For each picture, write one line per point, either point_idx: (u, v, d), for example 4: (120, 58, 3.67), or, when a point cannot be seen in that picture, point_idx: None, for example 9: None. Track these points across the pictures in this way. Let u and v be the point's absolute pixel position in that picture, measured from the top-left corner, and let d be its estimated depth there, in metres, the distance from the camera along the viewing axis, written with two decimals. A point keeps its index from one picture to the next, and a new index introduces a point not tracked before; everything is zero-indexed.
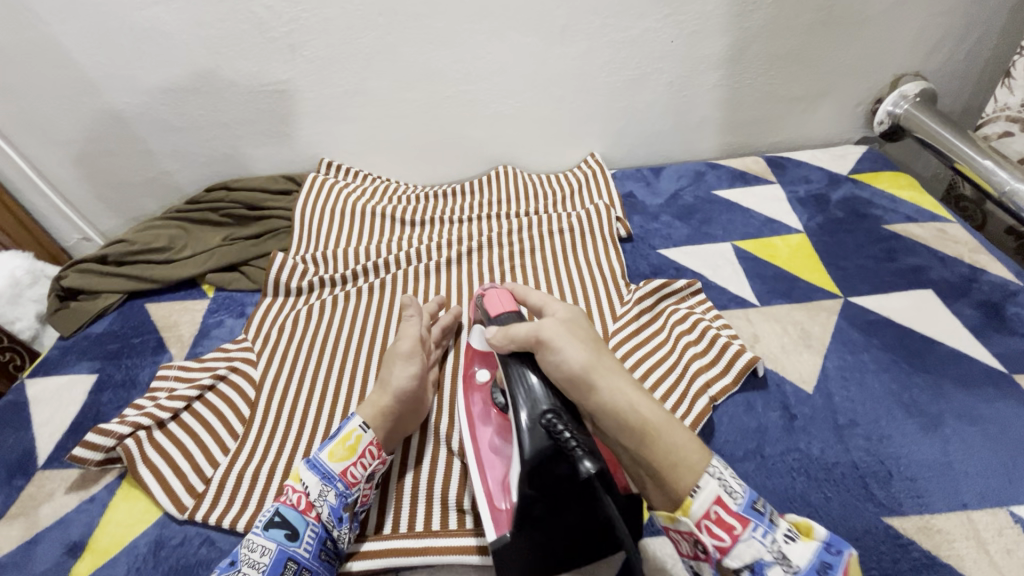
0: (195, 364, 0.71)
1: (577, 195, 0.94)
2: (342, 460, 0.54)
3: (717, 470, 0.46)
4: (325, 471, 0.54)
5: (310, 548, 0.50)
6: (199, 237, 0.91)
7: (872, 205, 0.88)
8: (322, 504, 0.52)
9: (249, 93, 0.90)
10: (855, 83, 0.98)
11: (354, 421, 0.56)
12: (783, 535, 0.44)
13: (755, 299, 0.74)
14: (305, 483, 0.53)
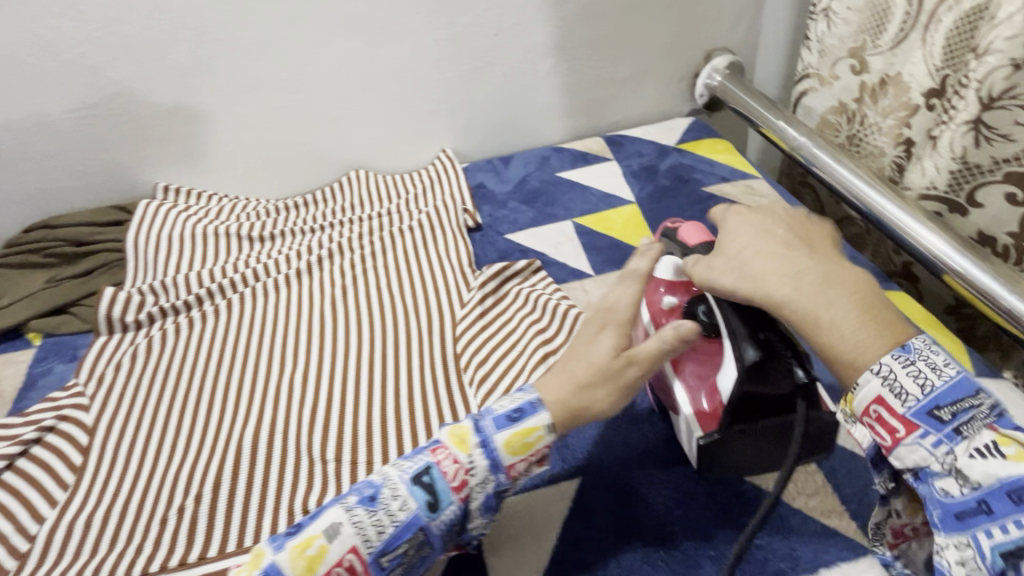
0: (18, 420, 0.66)
1: (430, 190, 0.96)
2: (515, 453, 0.49)
3: (883, 369, 0.42)
4: (495, 458, 0.49)
5: (442, 525, 0.47)
6: (20, 283, 0.83)
7: (694, 171, 0.97)
8: (477, 491, 0.48)
9: (57, 122, 0.85)
10: (671, 61, 1.08)
11: (541, 418, 0.50)
12: (972, 449, 0.39)
13: (591, 269, 0.80)
14: (473, 458, 0.48)
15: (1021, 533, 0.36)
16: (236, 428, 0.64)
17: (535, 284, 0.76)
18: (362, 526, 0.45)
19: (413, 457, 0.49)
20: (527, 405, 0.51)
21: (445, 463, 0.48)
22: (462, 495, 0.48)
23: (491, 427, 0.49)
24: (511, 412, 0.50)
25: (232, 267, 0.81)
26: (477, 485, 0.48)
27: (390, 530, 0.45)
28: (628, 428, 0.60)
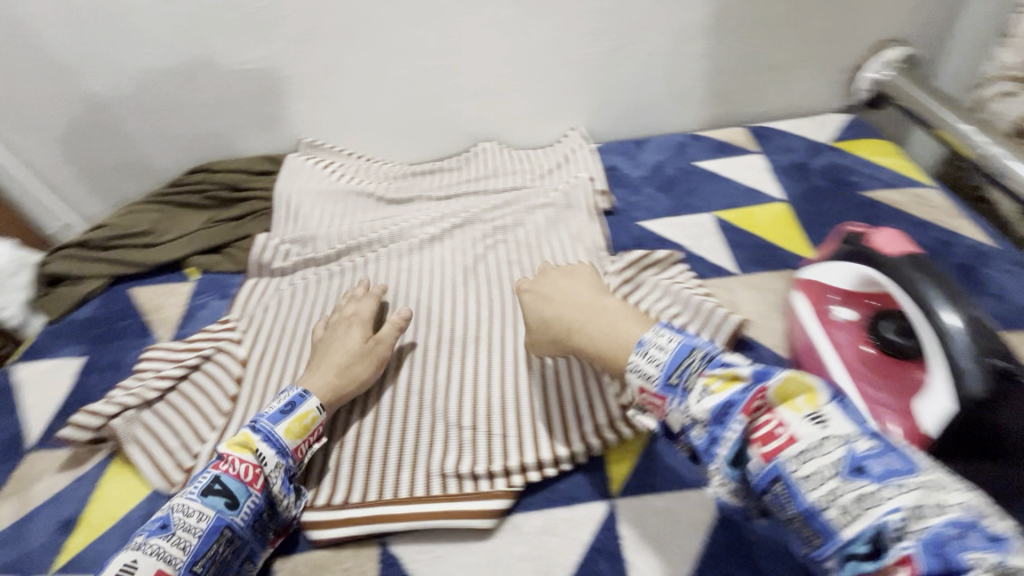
0: (182, 346, 0.71)
1: (561, 169, 0.94)
2: (297, 438, 0.55)
3: (650, 351, 0.45)
4: (282, 448, 0.53)
5: (247, 518, 0.49)
6: (182, 220, 0.90)
7: (853, 172, 0.88)
8: (275, 476, 0.52)
9: (225, 73, 0.89)
10: (838, 50, 0.97)
11: (312, 402, 0.57)
12: (695, 399, 0.41)
13: (736, 268, 0.75)
14: (259, 456, 0.52)
15: (731, 441, 0.38)
16: (373, 383, 0.65)
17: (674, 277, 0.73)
18: (164, 552, 0.45)
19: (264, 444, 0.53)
20: (295, 397, 0.57)
21: (236, 470, 0.50)
22: (658, 399, 0.44)
23: (269, 422, 0.54)
24: (283, 407, 0.56)
25: (371, 228, 0.84)
26: (643, 381, 0.45)
27: (193, 542, 0.46)
28: None
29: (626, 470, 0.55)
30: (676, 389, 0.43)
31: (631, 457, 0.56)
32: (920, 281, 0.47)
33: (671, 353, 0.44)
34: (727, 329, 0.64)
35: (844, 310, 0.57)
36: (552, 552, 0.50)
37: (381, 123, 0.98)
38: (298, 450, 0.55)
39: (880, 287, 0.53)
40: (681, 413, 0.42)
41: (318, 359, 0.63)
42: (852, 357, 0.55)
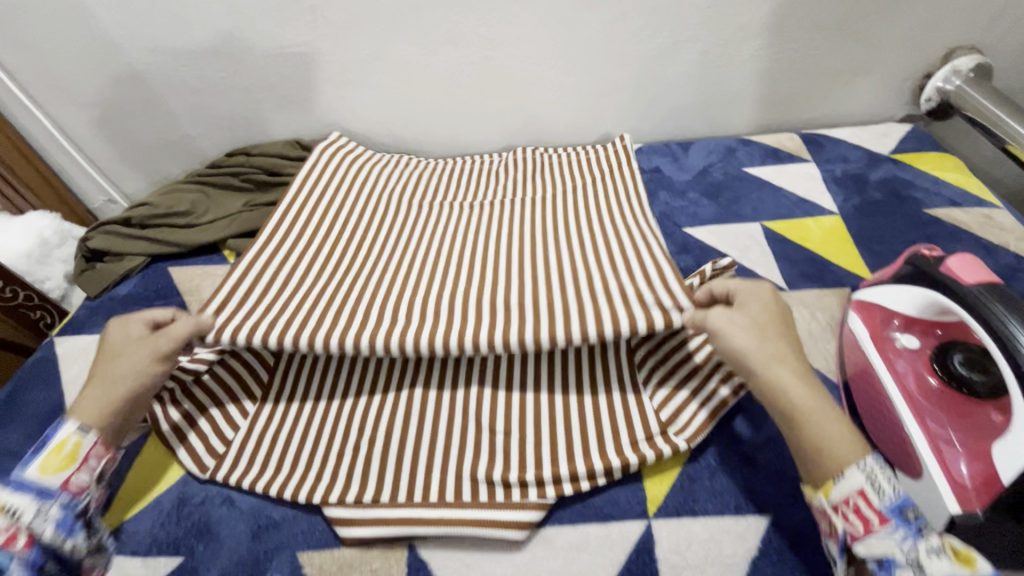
0: None
1: None
2: (59, 470, 0.48)
3: (868, 466, 0.41)
4: (41, 487, 0.47)
5: (25, 569, 0.44)
6: (221, 201, 0.91)
7: (913, 187, 0.84)
8: (42, 522, 0.46)
9: (269, 56, 0.88)
10: (905, 55, 0.91)
11: (68, 427, 0.49)
12: (926, 548, 0.39)
13: (784, 282, 0.72)
14: (16, 511, 0.45)
15: None
16: (405, 380, 0.64)
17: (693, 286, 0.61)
18: None
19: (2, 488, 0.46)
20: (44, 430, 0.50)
21: None
22: (878, 518, 0.40)
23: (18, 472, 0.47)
24: (38, 445, 0.49)
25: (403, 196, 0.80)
26: (868, 485, 0.41)
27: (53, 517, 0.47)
28: None
29: (663, 490, 0.53)
30: (909, 523, 0.40)
31: (671, 476, 0.54)
32: (999, 317, 0.44)
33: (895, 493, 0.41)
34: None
35: (905, 338, 0.55)
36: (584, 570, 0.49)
37: (421, 113, 0.97)
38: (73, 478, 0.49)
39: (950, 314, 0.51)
40: (900, 551, 0.40)
41: (99, 370, 0.53)
42: (915, 387, 0.51)
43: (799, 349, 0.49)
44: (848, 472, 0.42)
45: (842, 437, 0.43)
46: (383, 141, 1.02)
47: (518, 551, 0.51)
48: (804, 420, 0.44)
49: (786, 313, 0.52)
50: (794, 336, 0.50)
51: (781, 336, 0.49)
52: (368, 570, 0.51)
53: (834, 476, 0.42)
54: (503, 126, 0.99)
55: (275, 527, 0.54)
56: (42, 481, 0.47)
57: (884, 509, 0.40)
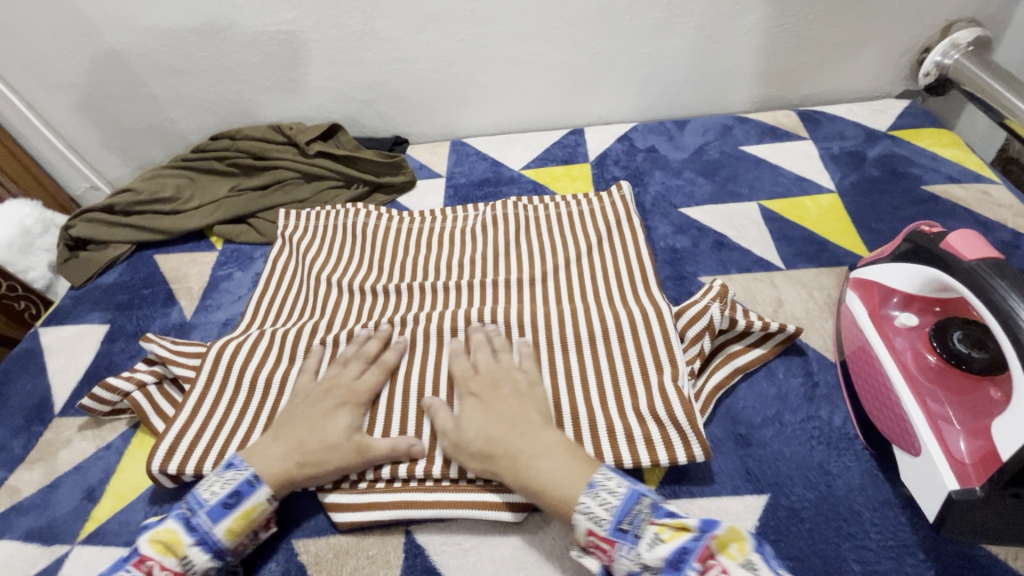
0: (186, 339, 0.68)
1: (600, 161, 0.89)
2: (236, 539, 0.47)
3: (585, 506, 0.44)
4: (216, 549, 0.46)
5: None
6: (207, 187, 0.88)
7: (911, 163, 0.83)
8: None
9: (252, 36, 0.85)
10: (904, 28, 0.90)
11: (259, 496, 0.48)
12: None
13: (781, 262, 0.71)
14: (184, 561, 0.45)
15: None
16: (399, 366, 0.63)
17: (709, 305, 0.59)
18: None
19: (234, 471, 0.49)
20: (243, 485, 0.48)
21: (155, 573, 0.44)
22: (608, 543, 0.43)
23: (206, 522, 0.46)
24: (226, 499, 0.48)
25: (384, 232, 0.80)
26: (592, 523, 0.43)
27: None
28: (827, 452, 0.52)
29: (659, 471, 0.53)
30: (626, 534, 0.43)
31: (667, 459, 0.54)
32: (997, 288, 0.43)
33: (621, 497, 0.44)
34: (778, 338, 0.60)
35: (904, 316, 0.54)
36: (582, 553, 0.49)
37: (411, 93, 0.94)
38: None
39: (951, 292, 0.51)
40: (633, 562, 0.42)
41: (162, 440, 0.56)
42: (914, 367, 0.51)
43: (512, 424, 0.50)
44: (576, 520, 0.44)
45: (568, 481, 0.45)
46: (372, 123, 0.99)
47: (516, 537, 0.51)
48: (540, 479, 0.46)
49: (498, 394, 0.53)
50: (507, 421, 0.50)
51: (505, 411, 0.51)
52: (364, 557, 0.51)
53: (574, 524, 0.44)
54: (495, 106, 0.97)
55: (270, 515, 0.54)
56: (139, 544, 0.45)
57: (608, 534, 0.43)
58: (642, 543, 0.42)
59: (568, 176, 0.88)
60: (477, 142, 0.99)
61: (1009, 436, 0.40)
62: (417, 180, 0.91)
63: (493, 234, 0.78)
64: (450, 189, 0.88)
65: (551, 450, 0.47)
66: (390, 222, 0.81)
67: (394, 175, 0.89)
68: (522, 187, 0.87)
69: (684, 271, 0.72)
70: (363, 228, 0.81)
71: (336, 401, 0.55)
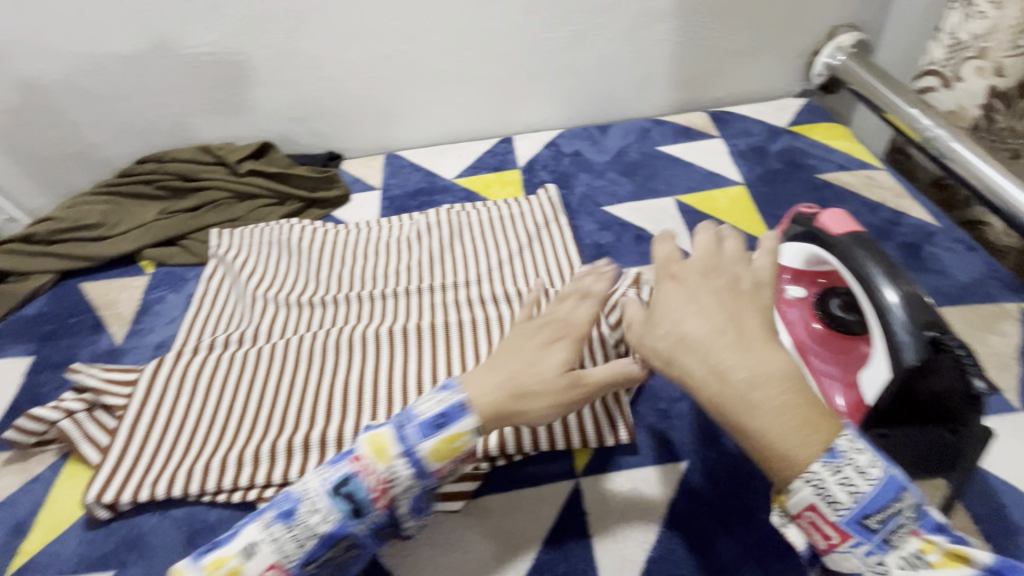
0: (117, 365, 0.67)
1: (528, 168, 0.94)
2: (443, 460, 0.43)
3: (817, 477, 0.31)
4: (420, 467, 0.43)
5: (368, 529, 0.44)
6: (134, 211, 0.87)
7: (808, 155, 0.91)
8: (384, 504, 0.44)
9: (174, 58, 0.86)
10: (793, 34, 0.99)
11: (467, 422, 0.43)
12: None
13: (695, 250, 0.77)
14: (394, 470, 0.43)
15: None
16: (339, 374, 0.64)
17: (625, 292, 0.65)
18: (281, 542, 0.43)
19: (448, 391, 0.45)
20: (452, 407, 0.44)
21: (367, 476, 0.43)
22: (837, 533, 0.32)
23: (415, 436, 0.43)
24: (438, 418, 0.44)
25: (319, 247, 0.81)
26: (822, 501, 0.31)
27: (308, 546, 0.43)
28: None
29: (589, 449, 0.57)
30: (872, 534, 0.32)
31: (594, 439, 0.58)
32: (861, 260, 0.49)
33: (874, 486, 0.31)
34: None
35: (795, 290, 0.60)
36: (518, 532, 0.51)
37: (342, 109, 0.96)
38: (386, 491, 0.43)
39: (829, 266, 0.57)
40: (863, 563, 0.32)
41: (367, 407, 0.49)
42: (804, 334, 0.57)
43: (741, 340, 0.34)
44: (792, 486, 0.32)
45: (797, 443, 0.31)
46: (304, 140, 0.99)
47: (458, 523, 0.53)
48: (751, 414, 0.32)
49: (708, 286, 0.38)
50: (748, 336, 0.34)
51: (721, 335, 0.35)
52: None
53: (785, 489, 0.32)
54: (426, 120, 0.99)
55: (211, 529, 0.54)
56: (357, 439, 0.45)
57: (841, 524, 0.32)
58: (895, 552, 0.32)
59: (499, 182, 0.92)
60: (411, 154, 1.01)
61: (873, 385, 0.46)
62: (352, 194, 0.92)
63: (428, 241, 0.81)
64: (386, 200, 0.90)
65: (776, 380, 0.33)
66: (325, 237, 0.82)
67: (328, 189, 0.90)
68: (455, 195, 0.90)
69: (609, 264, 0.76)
70: (299, 243, 0.81)
71: (550, 335, 0.49)
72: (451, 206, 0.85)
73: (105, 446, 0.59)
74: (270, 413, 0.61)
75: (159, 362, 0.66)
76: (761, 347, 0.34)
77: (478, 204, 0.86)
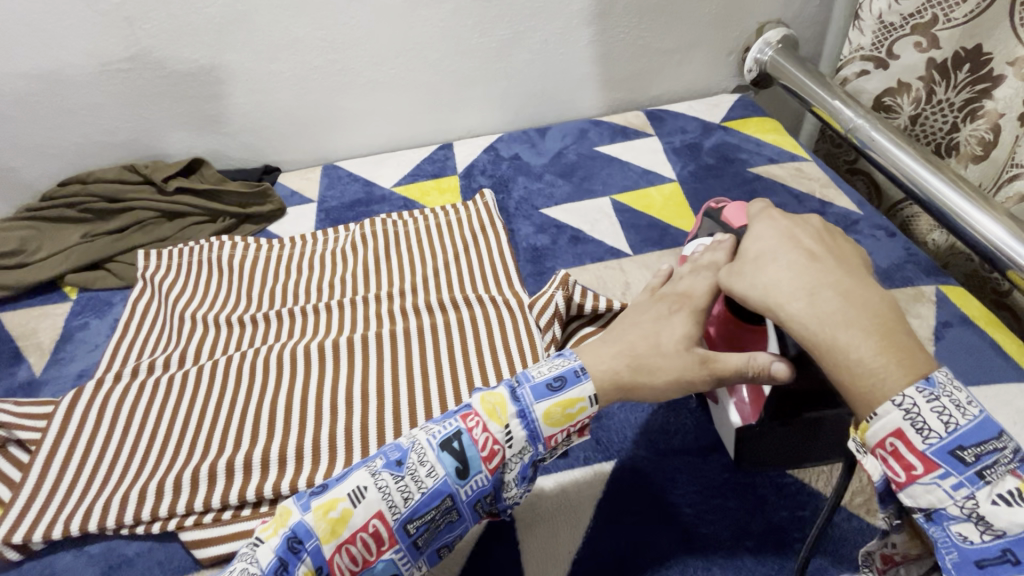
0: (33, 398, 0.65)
1: (466, 173, 0.94)
2: (556, 425, 0.45)
3: (909, 402, 0.35)
4: (533, 429, 0.45)
5: (470, 493, 0.44)
6: (56, 236, 0.83)
7: (740, 149, 0.93)
8: (513, 461, 0.45)
9: (91, 75, 0.83)
10: (722, 32, 1.01)
11: (586, 389, 0.46)
12: None
13: (629, 249, 0.78)
14: (507, 432, 0.44)
15: None
16: (267, 393, 0.63)
17: (553, 294, 0.64)
18: (389, 491, 0.42)
19: (563, 358, 0.48)
20: (570, 373, 0.47)
21: (478, 437, 0.44)
22: (919, 462, 0.35)
23: (530, 396, 0.45)
24: (551, 381, 0.46)
25: (250, 264, 0.79)
26: (908, 426, 0.35)
27: (416, 498, 0.42)
28: (667, 412, 0.57)
29: None
30: (965, 466, 0.34)
31: None
32: None
33: (971, 422, 0.34)
34: None
35: None
36: (445, 543, 0.51)
37: (274, 121, 0.94)
38: (494, 451, 0.44)
39: None
40: (948, 498, 0.34)
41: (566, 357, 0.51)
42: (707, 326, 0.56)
43: (843, 268, 0.42)
44: (881, 409, 0.35)
45: (870, 355, 0.37)
46: (237, 155, 0.97)
47: None
48: (840, 330, 0.38)
49: (806, 230, 0.46)
50: (833, 267, 0.42)
51: (843, 284, 0.41)
52: None
53: (869, 413, 0.36)
54: (363, 129, 0.98)
55: (129, 564, 0.52)
56: (472, 399, 0.46)
57: (926, 452, 0.34)
58: (988, 488, 0.33)
59: (437, 189, 0.91)
60: (350, 164, 0.99)
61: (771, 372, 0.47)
62: (288, 207, 0.90)
63: (363, 252, 0.80)
64: (322, 212, 0.89)
65: (858, 316, 0.38)
66: (257, 253, 0.81)
67: (262, 204, 0.88)
68: (393, 204, 0.89)
69: (544, 266, 0.76)
70: (230, 261, 0.79)
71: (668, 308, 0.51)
72: (388, 215, 0.84)
73: (17, 483, 0.57)
74: (195, 438, 0.60)
75: (76, 392, 0.63)
76: (860, 292, 0.40)
77: (414, 213, 0.85)
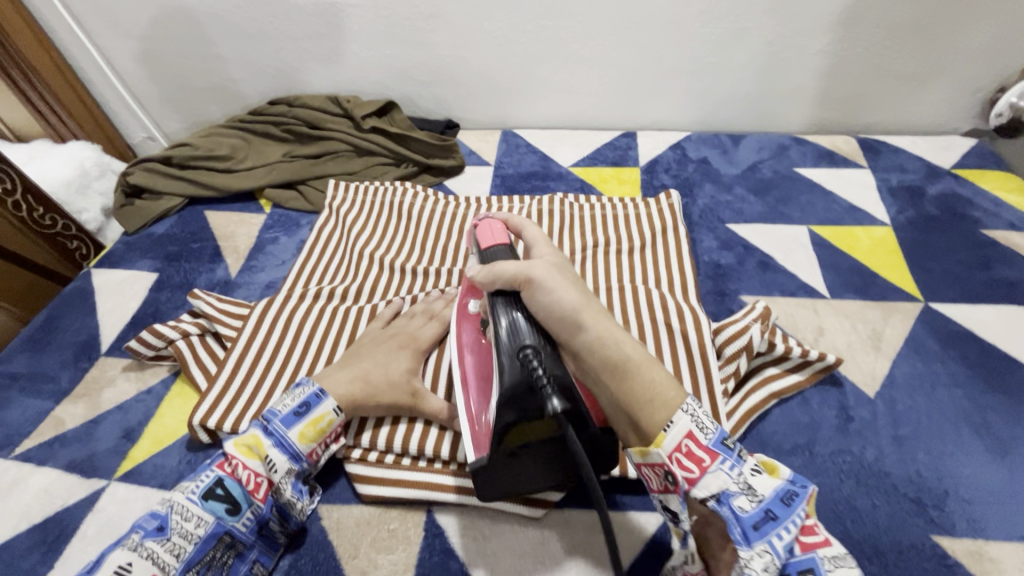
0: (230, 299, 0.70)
1: (648, 170, 0.88)
2: (311, 442, 0.51)
3: (690, 407, 0.42)
4: (294, 451, 0.50)
5: (249, 524, 0.47)
6: (261, 150, 0.90)
7: (972, 205, 0.80)
8: (282, 482, 0.49)
9: (318, 7, 0.86)
10: (984, 65, 0.86)
11: (328, 404, 0.52)
12: None
13: (825, 290, 0.70)
14: (269, 463, 0.49)
15: None
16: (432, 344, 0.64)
17: (749, 326, 0.60)
18: (156, 556, 0.43)
19: (302, 387, 0.53)
20: (311, 397, 0.52)
21: (242, 476, 0.47)
22: (707, 455, 0.41)
23: (281, 428, 0.50)
24: (298, 408, 0.51)
25: (427, 217, 0.80)
26: (695, 428, 0.42)
27: (189, 549, 0.44)
28: (853, 488, 0.52)
29: None
30: (730, 451, 0.42)
31: None
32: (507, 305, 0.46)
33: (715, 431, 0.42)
34: (815, 366, 0.60)
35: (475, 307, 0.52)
36: (602, 554, 0.49)
37: (467, 78, 0.93)
38: (261, 483, 0.48)
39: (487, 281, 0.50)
40: (732, 481, 0.40)
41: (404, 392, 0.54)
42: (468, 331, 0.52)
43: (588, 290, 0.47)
44: (675, 417, 0.42)
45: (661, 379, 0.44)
46: (425, 105, 0.99)
47: (541, 530, 0.51)
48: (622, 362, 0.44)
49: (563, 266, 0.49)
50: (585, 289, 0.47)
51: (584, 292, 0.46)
52: (384, 530, 0.52)
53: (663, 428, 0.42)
54: (549, 101, 0.96)
55: None
56: (224, 446, 0.49)
57: (711, 445, 0.41)
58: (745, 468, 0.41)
59: (616, 179, 0.88)
60: (528, 134, 0.99)
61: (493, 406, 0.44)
62: (466, 166, 0.91)
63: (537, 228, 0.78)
64: (498, 178, 0.89)
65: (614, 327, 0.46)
66: (433, 208, 0.81)
67: (443, 158, 0.90)
68: (568, 184, 0.87)
69: (725, 287, 0.71)
70: (409, 209, 0.81)
71: None
72: (565, 197, 0.82)
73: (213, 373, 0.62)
74: (316, 367, 0.62)
75: (268, 302, 0.68)
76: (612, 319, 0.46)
77: (593, 202, 0.81)
